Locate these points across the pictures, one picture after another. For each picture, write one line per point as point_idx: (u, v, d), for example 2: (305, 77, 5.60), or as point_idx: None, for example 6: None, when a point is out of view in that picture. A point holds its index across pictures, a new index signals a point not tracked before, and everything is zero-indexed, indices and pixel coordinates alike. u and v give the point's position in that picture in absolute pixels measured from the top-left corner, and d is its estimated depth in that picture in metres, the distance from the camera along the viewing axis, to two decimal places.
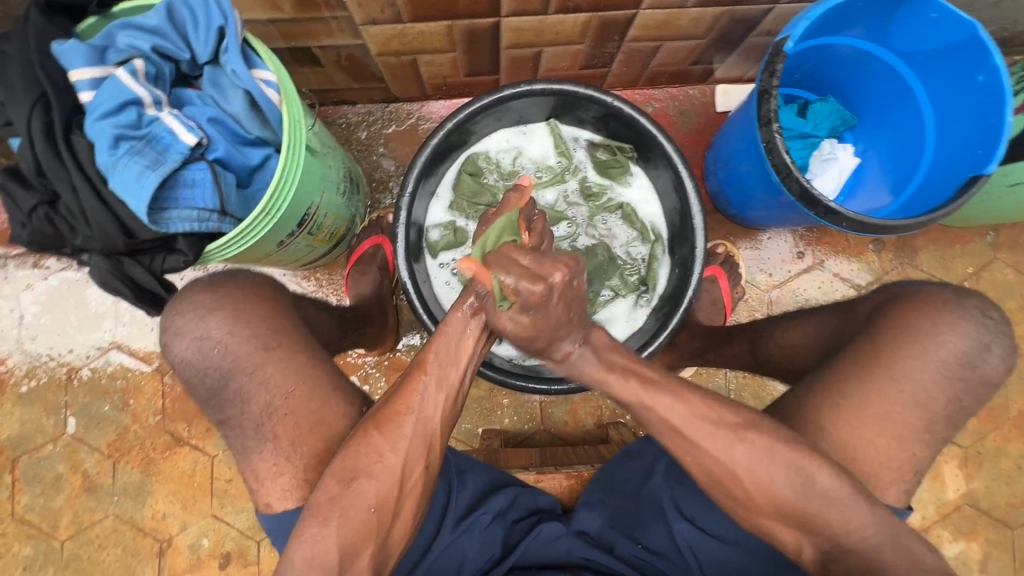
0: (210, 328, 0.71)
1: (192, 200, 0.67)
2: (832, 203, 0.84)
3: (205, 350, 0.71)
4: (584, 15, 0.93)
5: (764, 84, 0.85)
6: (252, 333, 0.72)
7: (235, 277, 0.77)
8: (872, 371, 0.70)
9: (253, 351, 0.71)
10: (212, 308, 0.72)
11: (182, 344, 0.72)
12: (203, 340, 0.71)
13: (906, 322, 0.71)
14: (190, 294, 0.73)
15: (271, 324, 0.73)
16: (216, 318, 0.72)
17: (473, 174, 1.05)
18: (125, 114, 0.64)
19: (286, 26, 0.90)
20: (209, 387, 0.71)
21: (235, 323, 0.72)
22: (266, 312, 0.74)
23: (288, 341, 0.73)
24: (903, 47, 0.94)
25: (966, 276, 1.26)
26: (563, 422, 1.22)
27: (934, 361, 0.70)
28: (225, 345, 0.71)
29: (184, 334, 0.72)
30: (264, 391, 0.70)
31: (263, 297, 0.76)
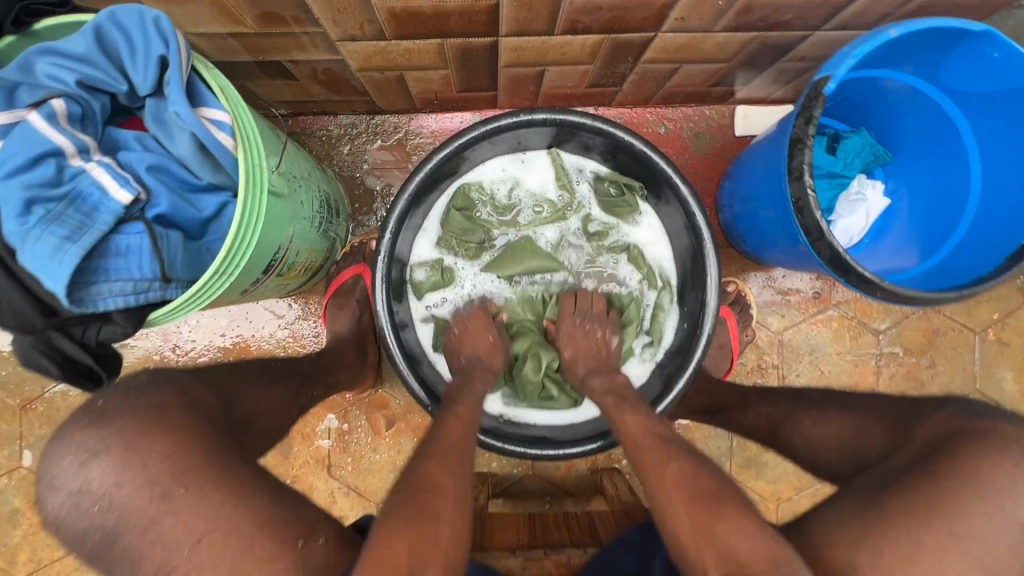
0: (89, 480, 0.58)
1: (126, 270, 0.57)
2: (865, 271, 0.74)
3: (83, 506, 0.58)
4: (595, 37, 0.81)
5: (797, 131, 0.74)
6: (143, 481, 0.58)
7: (135, 396, 0.63)
8: (929, 523, 0.58)
9: (147, 504, 0.57)
10: (95, 452, 0.59)
11: (58, 498, 0.59)
12: (80, 495, 0.58)
13: (972, 468, 0.60)
14: (73, 431, 0.61)
15: (170, 467, 0.58)
16: (97, 466, 0.58)
17: (463, 209, 0.96)
18: (40, 169, 0.53)
19: (249, 40, 0.77)
20: (93, 547, 0.59)
21: (121, 473, 0.58)
22: (164, 449, 0.59)
23: (194, 483, 0.59)
24: (956, 85, 0.83)
25: (990, 322, 1.18)
26: (555, 467, 1.15)
27: (1006, 521, 0.58)
28: (108, 501, 0.58)
29: (59, 485, 0.59)
30: (162, 548, 0.57)
31: (166, 424, 0.61)
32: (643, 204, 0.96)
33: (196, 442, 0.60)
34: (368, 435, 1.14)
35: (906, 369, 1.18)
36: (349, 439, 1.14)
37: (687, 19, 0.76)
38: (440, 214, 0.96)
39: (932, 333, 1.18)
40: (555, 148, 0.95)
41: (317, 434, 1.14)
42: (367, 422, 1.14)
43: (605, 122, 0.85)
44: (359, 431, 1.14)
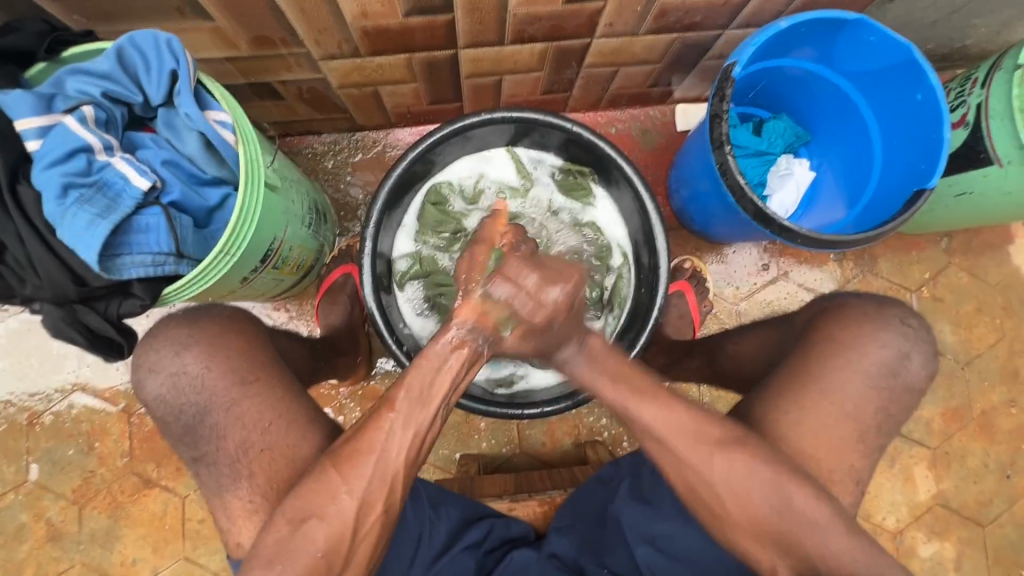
0: (186, 363, 0.73)
1: (146, 245, 0.66)
2: (785, 221, 0.86)
3: (180, 385, 0.73)
4: (540, 45, 0.95)
5: (715, 108, 0.88)
6: (226, 370, 0.74)
7: (214, 313, 0.80)
8: (802, 387, 0.73)
9: (231, 386, 0.73)
10: (188, 343, 0.75)
11: (158, 380, 0.73)
12: (178, 375, 0.73)
13: (831, 336, 0.76)
14: (165, 330, 0.76)
15: (247, 361, 0.75)
16: (192, 353, 0.74)
17: (438, 204, 1.06)
18: (73, 161, 0.64)
19: (243, 63, 0.90)
20: (184, 424, 0.73)
21: (211, 358, 0.74)
22: (242, 347, 0.76)
23: (265, 375, 0.75)
24: (848, 68, 0.98)
25: (923, 281, 1.31)
26: (541, 444, 1.22)
27: (860, 372, 0.74)
28: (201, 381, 0.73)
29: (159, 370, 0.74)
30: (242, 427, 0.72)
31: (240, 332, 0.78)
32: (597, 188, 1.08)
33: (260, 346, 0.78)
34: None
35: None
36: None
37: (614, 24, 0.91)
38: (417, 211, 1.07)
39: (873, 294, 1.30)
40: (513, 146, 1.08)
41: None
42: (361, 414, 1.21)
43: (556, 115, 0.97)
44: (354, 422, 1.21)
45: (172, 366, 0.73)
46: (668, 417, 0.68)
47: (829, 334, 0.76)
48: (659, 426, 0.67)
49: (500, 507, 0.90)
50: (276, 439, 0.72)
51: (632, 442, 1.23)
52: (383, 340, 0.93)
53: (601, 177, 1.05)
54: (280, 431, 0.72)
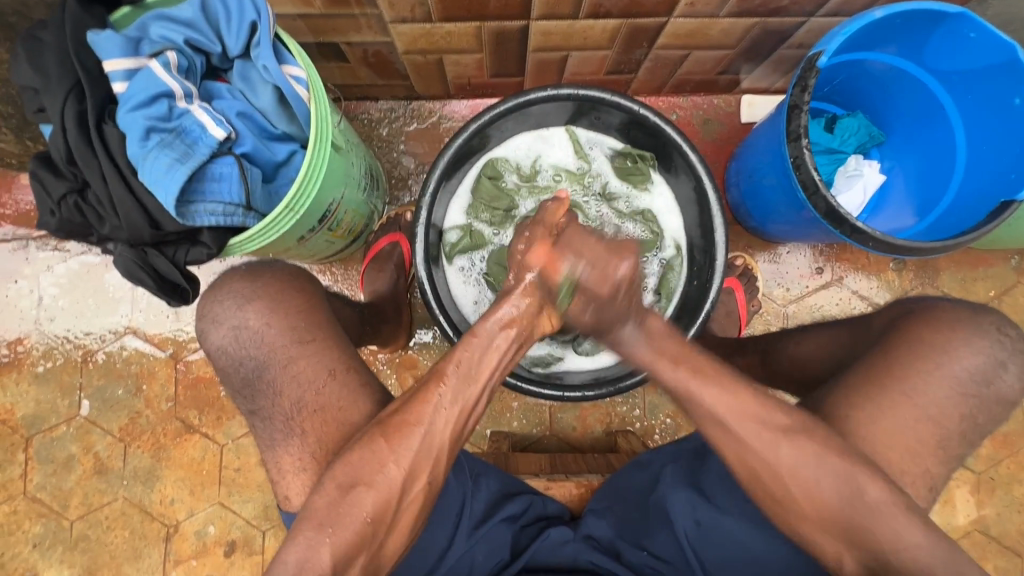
0: (247, 317, 0.73)
1: (219, 194, 0.67)
2: (859, 222, 0.82)
3: (241, 339, 0.73)
4: (614, 22, 0.92)
5: (794, 98, 0.84)
6: (286, 327, 0.74)
7: (273, 269, 0.79)
8: (884, 384, 0.70)
9: (289, 343, 0.73)
10: (251, 298, 0.75)
11: (220, 331, 0.74)
12: (240, 329, 0.73)
13: (916, 337, 0.72)
14: (228, 282, 0.76)
15: (305, 319, 0.75)
16: (253, 308, 0.74)
17: (493, 178, 1.04)
18: (156, 106, 0.64)
19: (315, 21, 0.89)
20: (243, 376, 0.73)
21: (271, 315, 0.74)
22: (303, 306, 0.76)
23: (322, 335, 0.75)
24: (939, 66, 0.92)
25: (987, 299, 1.25)
26: (572, 428, 1.22)
27: (948, 376, 0.70)
28: (261, 336, 0.73)
29: (221, 322, 0.74)
30: (296, 384, 0.73)
31: (301, 289, 0.78)
32: (656, 175, 1.05)
33: (318, 305, 0.78)
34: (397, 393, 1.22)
35: None
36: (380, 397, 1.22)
37: (695, 4, 0.87)
38: (470, 185, 1.05)
39: None
40: (571, 125, 1.06)
41: None
42: (397, 381, 1.22)
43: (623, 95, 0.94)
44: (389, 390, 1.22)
45: (234, 321, 0.73)
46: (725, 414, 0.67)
47: (913, 338, 0.72)
48: (713, 424, 0.66)
49: (536, 484, 0.91)
50: (329, 401, 0.72)
51: (664, 435, 1.22)
52: (432, 312, 0.93)
53: (661, 163, 1.02)
54: (332, 393, 0.73)
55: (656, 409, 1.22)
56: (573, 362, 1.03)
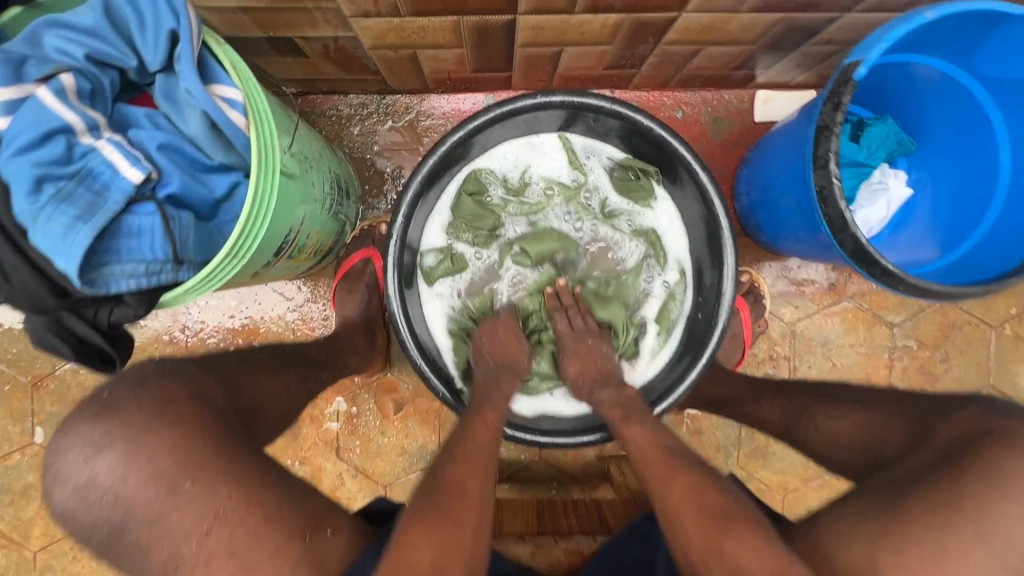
0: (96, 470, 0.54)
1: (139, 252, 0.56)
2: (889, 264, 0.72)
3: (91, 498, 0.54)
4: (616, 17, 0.78)
5: (824, 117, 0.72)
6: (149, 476, 0.54)
7: (141, 387, 0.59)
8: (953, 521, 0.54)
9: (157, 497, 0.54)
10: (101, 445, 0.55)
11: (66, 491, 0.55)
12: (88, 486, 0.55)
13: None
14: (75, 423, 0.56)
15: (175, 458, 0.55)
16: (103, 457, 0.54)
17: (475, 194, 0.93)
18: (49, 147, 0.52)
19: (260, 15, 0.75)
20: (102, 540, 0.55)
21: (128, 464, 0.55)
22: (171, 440, 0.56)
23: (202, 475, 0.55)
24: (989, 72, 0.80)
25: (1008, 317, 1.16)
26: (562, 453, 1.15)
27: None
28: (116, 492, 0.54)
29: (67, 478, 0.55)
30: (170, 543, 0.55)
31: (173, 413, 0.58)
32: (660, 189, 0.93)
33: (199, 429, 0.58)
34: (376, 418, 1.14)
35: (919, 363, 1.16)
36: (358, 422, 1.14)
37: None
38: (450, 202, 0.94)
39: (948, 327, 1.16)
40: (565, 132, 0.93)
41: (326, 417, 1.14)
42: (375, 405, 1.14)
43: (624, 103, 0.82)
44: (367, 415, 1.14)
45: (78, 480, 0.54)
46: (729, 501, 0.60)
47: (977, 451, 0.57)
48: None
49: (522, 553, 0.81)
50: (218, 552, 0.54)
51: None
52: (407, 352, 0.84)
53: (666, 177, 0.90)
54: (220, 543, 0.54)
55: None
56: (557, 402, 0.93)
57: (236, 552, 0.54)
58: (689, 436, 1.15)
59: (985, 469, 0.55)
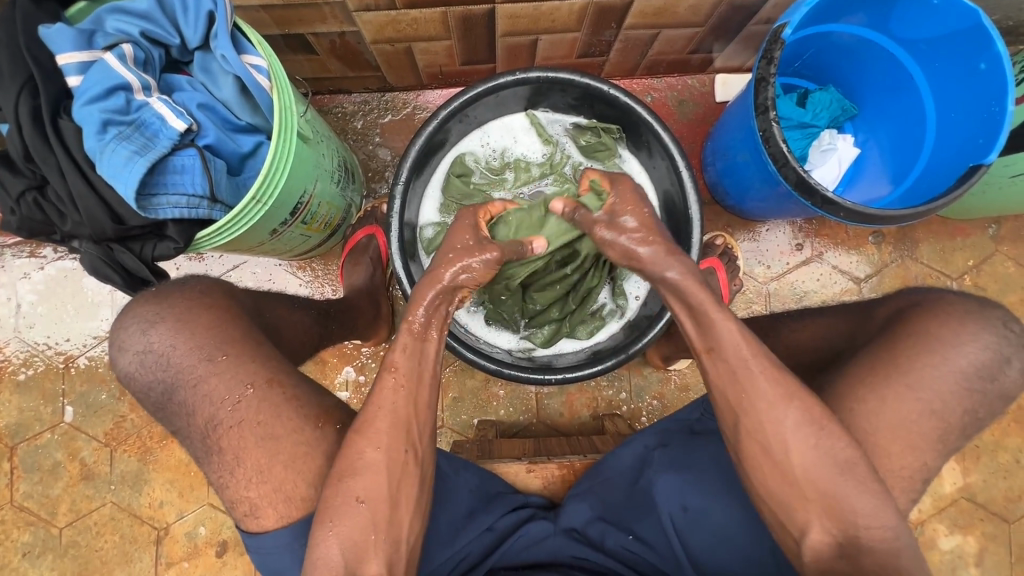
0: (150, 341, 0.70)
1: (181, 186, 0.67)
2: (829, 193, 0.82)
3: (148, 363, 0.70)
4: (580, 3, 0.92)
5: (761, 72, 0.84)
6: (192, 347, 0.70)
7: (183, 286, 0.75)
8: (889, 375, 0.68)
9: (198, 363, 0.70)
10: (155, 320, 0.71)
11: (127, 357, 0.71)
12: (145, 353, 0.70)
13: (924, 331, 0.69)
14: (135, 306, 0.73)
15: (216, 336, 0.71)
16: (156, 330, 0.70)
17: (462, 176, 1.05)
18: (113, 99, 0.64)
19: (278, 12, 0.89)
20: (155, 400, 0.71)
21: (176, 336, 0.70)
22: (212, 322, 0.72)
23: (234, 351, 0.71)
24: (905, 34, 0.93)
25: (966, 269, 1.25)
26: (559, 414, 1.21)
27: (954, 371, 0.68)
28: (167, 358, 0.70)
29: (127, 348, 0.71)
30: (211, 403, 0.70)
31: (212, 304, 0.74)
32: (622, 148, 1.05)
33: (228, 321, 0.73)
34: None
35: None
36: (365, 392, 1.22)
37: None
38: (441, 180, 1.05)
39: (911, 281, 1.25)
40: (532, 109, 1.05)
41: (336, 387, 1.22)
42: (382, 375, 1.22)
43: (584, 72, 0.93)
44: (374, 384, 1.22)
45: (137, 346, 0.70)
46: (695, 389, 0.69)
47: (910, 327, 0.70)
48: None
49: (519, 468, 0.89)
50: (247, 416, 0.69)
51: (651, 417, 1.22)
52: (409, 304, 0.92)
53: (628, 136, 1.01)
54: (250, 407, 0.69)
55: (643, 391, 1.22)
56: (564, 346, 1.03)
57: (263, 419, 0.69)
58: (677, 393, 1.22)
59: (914, 338, 0.69)
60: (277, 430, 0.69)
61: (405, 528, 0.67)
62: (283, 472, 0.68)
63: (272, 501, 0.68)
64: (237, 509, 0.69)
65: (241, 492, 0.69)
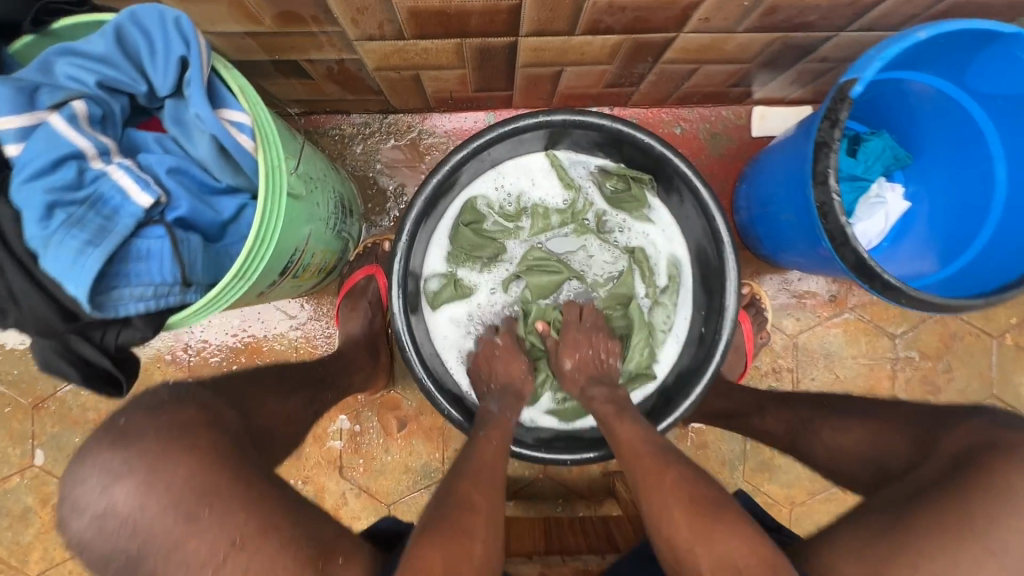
0: (112, 501, 0.49)
1: (147, 275, 0.56)
2: (890, 276, 0.72)
3: (107, 530, 0.50)
4: (615, 38, 0.80)
5: (822, 134, 0.73)
6: (170, 503, 0.50)
7: (156, 414, 0.54)
8: (964, 536, 0.52)
9: (175, 525, 0.50)
10: (119, 474, 0.50)
11: (81, 522, 0.50)
12: (104, 518, 0.50)
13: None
14: (91, 450, 0.50)
15: (194, 487, 0.50)
16: (119, 487, 0.49)
17: (473, 223, 0.94)
18: (61, 172, 0.53)
19: (265, 39, 0.76)
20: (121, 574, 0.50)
21: (146, 493, 0.49)
22: (192, 468, 0.51)
23: (225, 502, 0.51)
24: (982, 87, 0.82)
25: (1008, 327, 1.17)
26: (568, 470, 1.13)
27: None
28: (133, 522, 0.49)
29: (81, 509, 0.50)
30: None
31: (187, 444, 0.52)
32: (651, 198, 0.94)
33: (221, 461, 0.53)
34: (380, 436, 1.13)
35: (922, 374, 1.17)
36: (361, 440, 1.14)
37: (710, 19, 0.75)
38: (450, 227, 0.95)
39: (949, 337, 1.17)
40: (554, 150, 0.94)
41: (329, 435, 1.13)
42: (379, 423, 1.14)
43: (614, 116, 0.83)
44: (371, 432, 1.14)
45: (92, 511, 0.49)
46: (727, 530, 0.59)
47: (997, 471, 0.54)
48: None
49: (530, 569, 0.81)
50: None
51: None
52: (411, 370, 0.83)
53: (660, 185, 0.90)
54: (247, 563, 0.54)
55: None
56: (534, 415, 0.94)
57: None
58: (694, 450, 1.15)
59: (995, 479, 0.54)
60: None
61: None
62: None
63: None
64: None
65: None
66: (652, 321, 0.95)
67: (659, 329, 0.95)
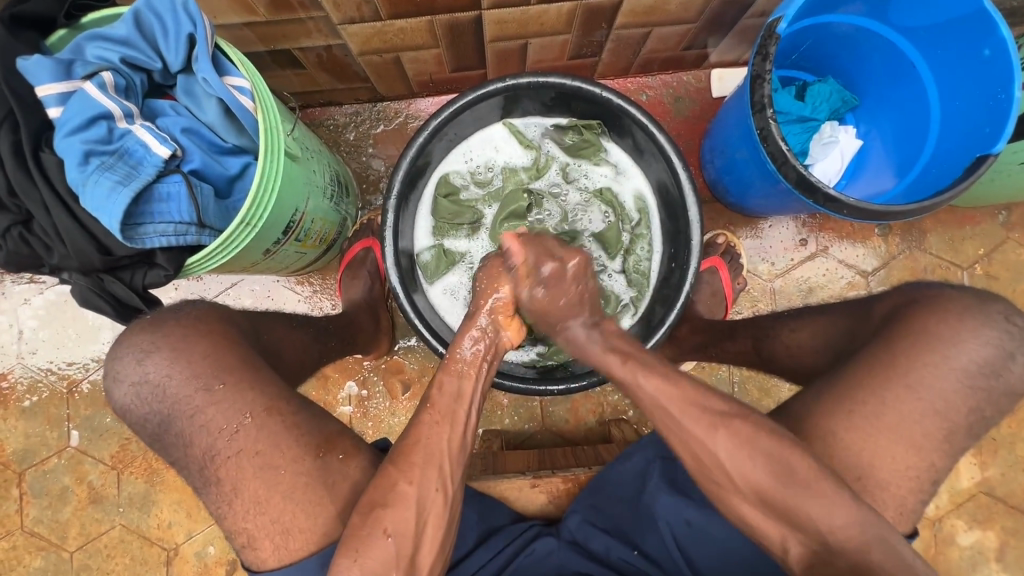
0: (147, 371, 0.69)
1: (168, 214, 0.66)
2: (831, 190, 0.80)
3: (143, 395, 0.69)
4: (568, 5, 0.90)
5: (756, 68, 0.81)
6: (189, 376, 0.69)
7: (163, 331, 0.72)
8: (887, 379, 0.66)
9: (195, 393, 0.69)
10: (150, 349, 0.70)
11: (123, 388, 0.70)
12: (141, 384, 0.69)
13: (923, 330, 0.67)
14: (129, 336, 0.72)
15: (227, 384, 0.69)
16: (153, 360, 0.70)
17: (449, 196, 1.03)
18: (94, 129, 0.63)
19: (262, 29, 0.87)
20: (152, 432, 0.70)
21: (173, 365, 0.69)
22: (206, 349, 0.71)
23: (234, 377, 0.70)
24: (905, 22, 0.90)
25: (977, 258, 1.22)
26: (564, 421, 1.20)
27: (954, 369, 0.66)
28: (162, 389, 0.69)
29: (122, 379, 0.70)
30: (209, 433, 0.69)
31: (206, 331, 0.73)
32: (606, 143, 1.03)
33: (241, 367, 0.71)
34: (386, 400, 1.21)
35: None
36: (369, 405, 1.21)
37: None
38: (429, 204, 1.04)
39: (920, 272, 1.22)
40: (509, 117, 1.03)
41: (339, 402, 1.21)
42: (385, 387, 1.21)
43: (565, 74, 0.90)
44: (377, 397, 1.21)
45: (132, 377, 0.69)
46: (674, 414, 0.66)
47: None
48: None
49: (523, 482, 0.88)
50: (246, 445, 0.68)
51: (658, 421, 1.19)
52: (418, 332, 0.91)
53: (611, 129, 0.99)
54: (249, 437, 0.68)
55: None
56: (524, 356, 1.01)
57: (261, 448, 0.68)
58: None
59: (912, 331, 0.67)
60: (277, 460, 0.69)
61: (422, 551, 0.65)
62: (282, 502, 0.67)
63: (268, 533, 0.67)
64: (235, 539, 0.69)
65: (239, 522, 0.69)
66: (630, 256, 1.04)
67: (636, 262, 1.03)
